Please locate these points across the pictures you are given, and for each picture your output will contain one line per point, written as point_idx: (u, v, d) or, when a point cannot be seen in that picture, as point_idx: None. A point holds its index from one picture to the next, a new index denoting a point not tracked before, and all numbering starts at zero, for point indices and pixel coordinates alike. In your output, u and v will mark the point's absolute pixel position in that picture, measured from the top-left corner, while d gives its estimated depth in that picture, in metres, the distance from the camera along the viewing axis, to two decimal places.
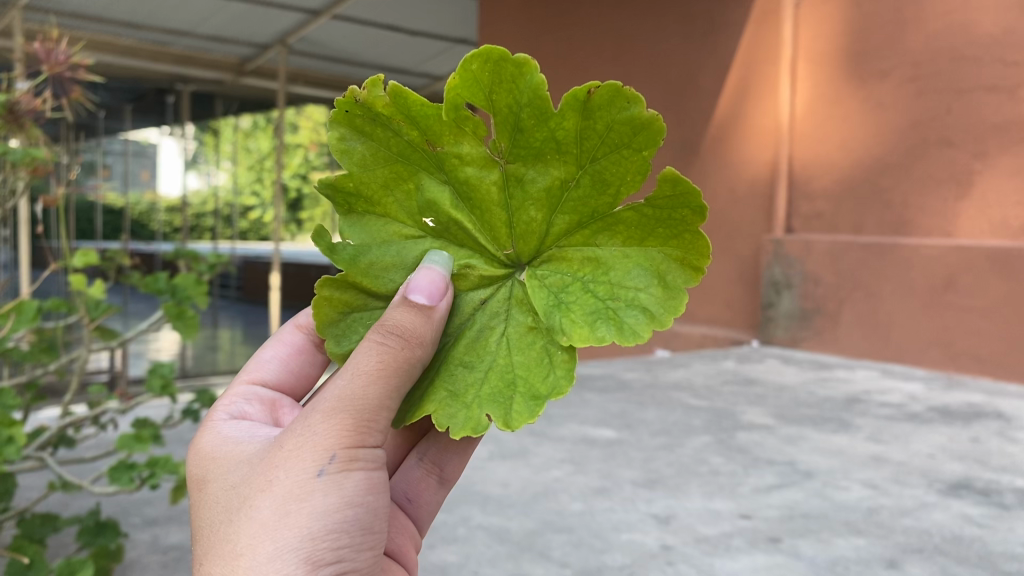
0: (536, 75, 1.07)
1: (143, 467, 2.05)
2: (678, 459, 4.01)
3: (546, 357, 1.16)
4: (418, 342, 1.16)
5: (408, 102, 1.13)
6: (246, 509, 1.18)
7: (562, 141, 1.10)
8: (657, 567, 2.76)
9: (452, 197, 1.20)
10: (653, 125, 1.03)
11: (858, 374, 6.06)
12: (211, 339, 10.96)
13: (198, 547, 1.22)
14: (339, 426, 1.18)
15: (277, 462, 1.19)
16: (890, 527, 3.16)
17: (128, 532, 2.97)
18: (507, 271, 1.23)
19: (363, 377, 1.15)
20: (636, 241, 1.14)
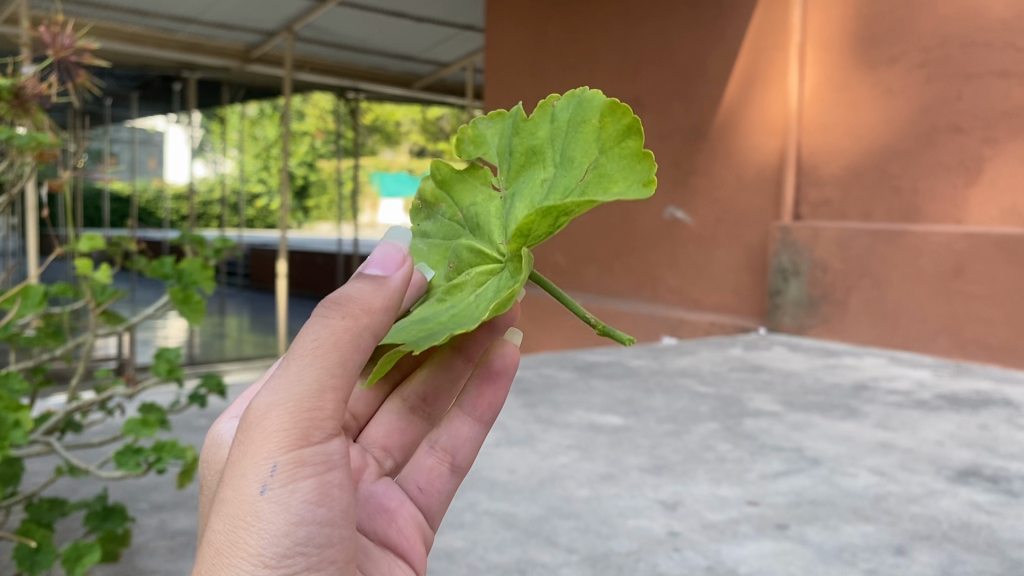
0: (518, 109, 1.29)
1: (149, 453, 2.02)
2: (684, 445, 4.00)
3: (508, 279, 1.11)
4: (366, 313, 1.18)
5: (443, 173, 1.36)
6: (211, 511, 1.18)
7: (541, 147, 1.24)
8: (665, 553, 2.76)
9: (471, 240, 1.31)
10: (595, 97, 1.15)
11: (866, 362, 6.05)
12: (218, 327, 10.98)
13: (189, 547, 1.24)
14: (279, 422, 1.14)
15: (230, 463, 1.18)
16: (898, 513, 3.16)
17: (136, 518, 2.97)
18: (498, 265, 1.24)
19: (300, 367, 1.16)
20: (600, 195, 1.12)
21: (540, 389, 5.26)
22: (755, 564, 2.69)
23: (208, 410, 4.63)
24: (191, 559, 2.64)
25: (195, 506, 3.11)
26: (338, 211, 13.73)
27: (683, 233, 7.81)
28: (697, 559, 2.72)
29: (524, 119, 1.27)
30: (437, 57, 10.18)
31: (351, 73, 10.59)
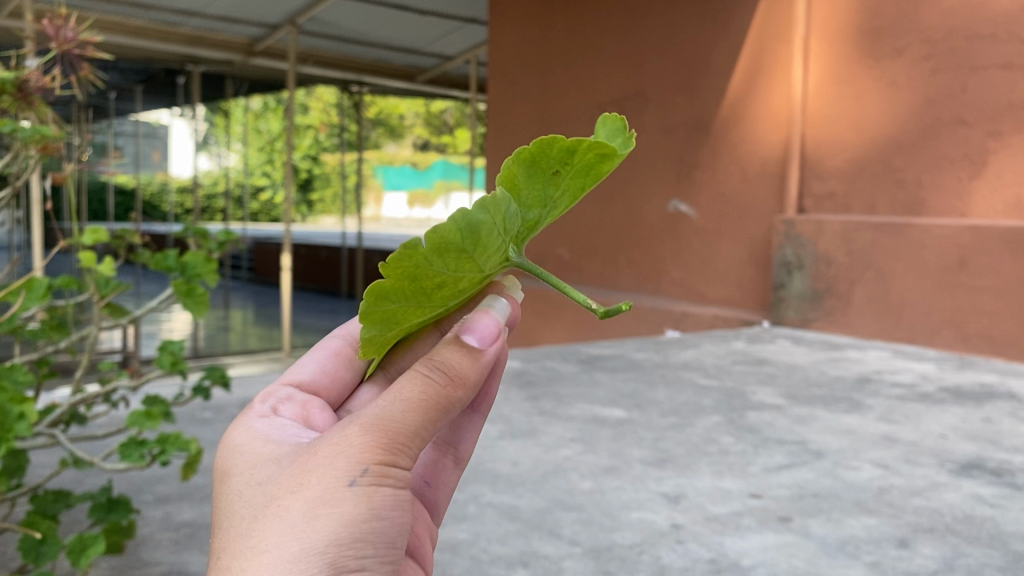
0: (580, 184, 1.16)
1: (153, 445, 2.00)
2: (688, 438, 4.00)
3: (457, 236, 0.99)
4: (457, 383, 1.11)
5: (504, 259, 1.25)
6: (271, 509, 1.06)
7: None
8: (667, 546, 2.76)
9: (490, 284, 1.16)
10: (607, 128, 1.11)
11: (869, 355, 6.04)
12: (222, 320, 11.02)
13: (220, 539, 1.09)
14: (376, 440, 1.06)
15: (309, 465, 1.07)
16: (901, 506, 3.16)
17: (141, 509, 2.99)
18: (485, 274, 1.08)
19: (405, 404, 1.08)
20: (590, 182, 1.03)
21: (544, 382, 5.26)
22: (758, 556, 2.69)
23: (212, 403, 4.65)
24: (196, 550, 2.66)
25: (199, 498, 3.12)
26: (342, 204, 13.74)
27: (687, 225, 7.81)
28: (701, 552, 2.72)
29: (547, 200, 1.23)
30: (441, 50, 10.15)
31: (354, 66, 10.60)
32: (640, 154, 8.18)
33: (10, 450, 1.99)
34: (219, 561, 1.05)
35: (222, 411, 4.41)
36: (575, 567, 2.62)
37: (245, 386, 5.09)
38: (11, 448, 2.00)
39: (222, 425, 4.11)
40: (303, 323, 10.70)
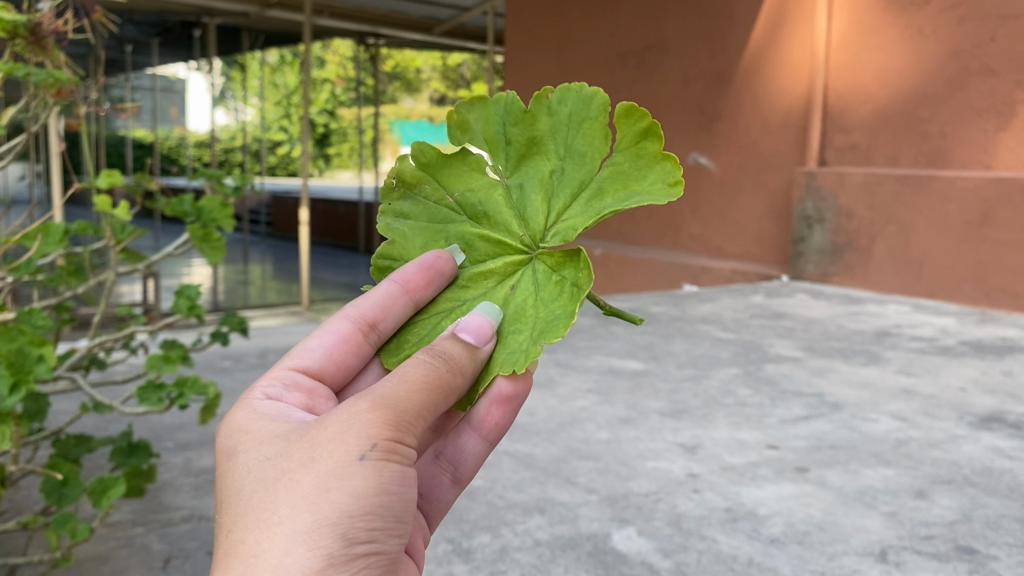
0: (509, 97, 1.15)
1: (171, 387, 1.86)
2: (705, 390, 4.00)
3: (574, 288, 1.03)
4: (457, 373, 1.05)
5: (430, 159, 1.18)
6: (282, 484, 0.99)
7: (540, 138, 1.14)
8: (684, 495, 2.77)
9: (473, 224, 1.17)
10: (597, 96, 1.08)
11: (888, 309, 6.00)
12: (241, 274, 10.95)
13: (225, 514, 1.01)
14: (386, 417, 1.01)
15: (318, 441, 1.01)
16: (920, 459, 3.15)
17: (161, 455, 3.02)
18: (524, 257, 1.13)
19: (410, 383, 1.03)
20: (624, 188, 1.06)
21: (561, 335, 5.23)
22: (774, 506, 2.69)
23: (230, 351, 4.66)
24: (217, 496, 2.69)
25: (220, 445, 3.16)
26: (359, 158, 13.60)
27: (707, 178, 7.73)
28: (716, 501, 2.72)
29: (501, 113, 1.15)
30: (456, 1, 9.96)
31: (371, 17, 10.41)
32: (660, 105, 8.00)
33: (31, 393, 1.96)
34: (228, 535, 0.98)
35: (242, 360, 4.43)
36: (590, 514, 2.63)
37: (262, 337, 5.09)
38: (33, 392, 1.97)
39: (242, 374, 4.12)
40: (321, 276, 10.65)
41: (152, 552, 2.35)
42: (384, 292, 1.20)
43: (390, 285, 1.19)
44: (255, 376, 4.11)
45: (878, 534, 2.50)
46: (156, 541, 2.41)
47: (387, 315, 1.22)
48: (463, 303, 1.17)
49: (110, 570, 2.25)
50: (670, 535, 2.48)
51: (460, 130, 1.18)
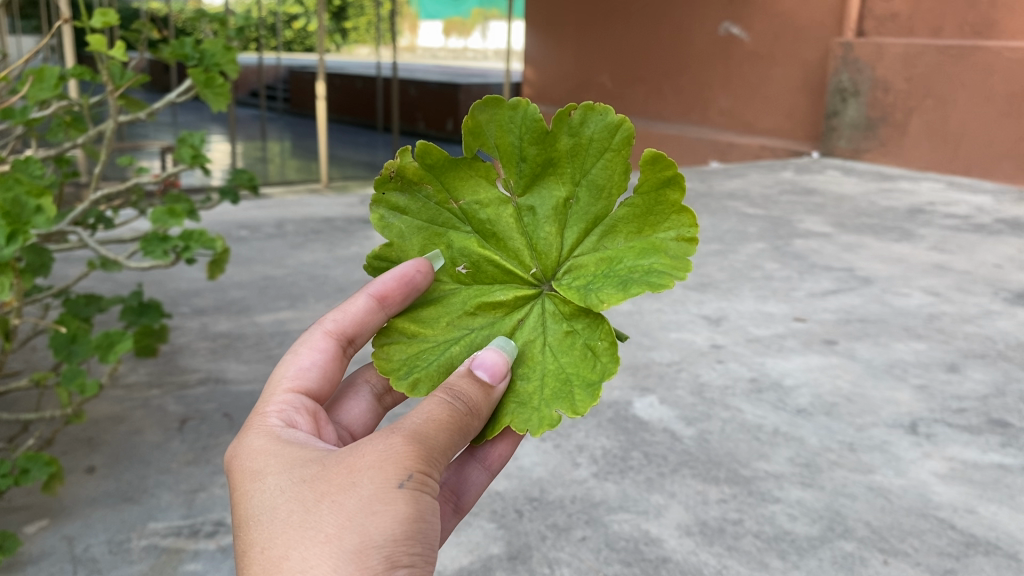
0: (528, 106, 0.88)
1: (176, 241, 1.75)
2: (730, 265, 3.87)
3: (588, 353, 0.87)
4: (475, 417, 0.85)
5: (434, 160, 0.92)
6: (313, 514, 0.78)
7: (557, 159, 0.89)
8: (707, 365, 2.70)
9: (479, 240, 0.93)
10: (626, 125, 0.85)
11: (923, 187, 5.80)
12: (258, 151, 10.53)
13: (252, 533, 0.80)
14: (422, 447, 0.82)
15: (348, 465, 0.80)
16: (952, 333, 3.06)
17: (178, 320, 2.98)
18: (534, 292, 0.92)
19: (430, 420, 0.83)
20: (640, 233, 0.86)
21: None
22: (801, 377, 2.63)
23: (245, 221, 4.55)
24: (231, 360, 2.67)
25: (235, 311, 3.12)
26: None
27: (739, 50, 7.25)
28: (741, 372, 2.65)
29: (518, 116, 0.89)
30: None
31: None
32: None
33: (33, 246, 1.86)
34: (265, 553, 0.77)
35: (258, 230, 4.33)
36: (612, 382, 2.57)
37: (277, 209, 4.93)
38: (35, 245, 1.87)
39: (258, 244, 4.04)
40: (340, 153, 10.21)
41: (169, 413, 2.33)
42: (370, 305, 0.98)
43: (367, 298, 0.98)
44: (271, 246, 4.03)
45: (908, 407, 2.44)
46: (171, 403, 2.38)
47: (367, 329, 1.01)
48: (468, 326, 0.93)
49: (127, 428, 2.23)
50: (693, 404, 2.42)
51: (472, 136, 0.90)
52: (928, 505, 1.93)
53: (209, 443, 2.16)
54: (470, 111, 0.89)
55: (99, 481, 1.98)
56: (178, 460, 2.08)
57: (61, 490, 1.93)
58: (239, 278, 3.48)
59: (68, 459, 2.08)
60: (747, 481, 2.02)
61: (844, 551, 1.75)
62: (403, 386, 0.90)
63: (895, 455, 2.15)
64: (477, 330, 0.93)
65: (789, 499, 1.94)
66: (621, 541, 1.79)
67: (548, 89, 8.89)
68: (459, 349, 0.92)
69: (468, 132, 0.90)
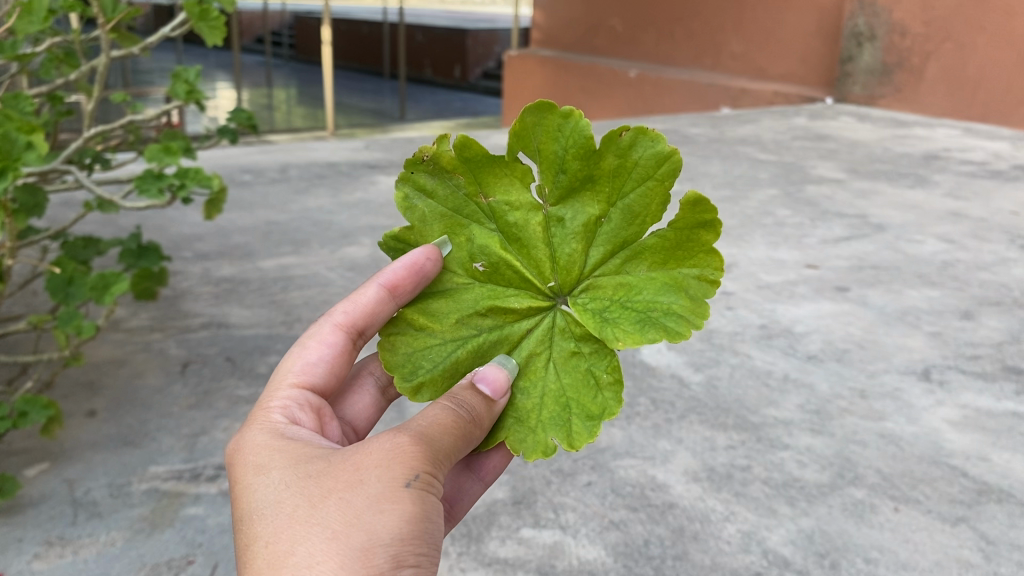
0: (581, 120, 0.92)
1: (171, 178, 1.70)
2: (741, 212, 3.79)
3: (590, 379, 0.95)
4: (477, 426, 0.91)
5: (473, 154, 0.96)
6: (321, 509, 0.80)
7: (596, 177, 0.93)
8: (717, 311, 2.65)
9: (502, 240, 0.98)
10: (674, 160, 0.89)
11: (939, 133, 5.68)
12: (263, 98, 10.34)
13: (256, 527, 0.82)
14: (426, 450, 0.85)
15: (354, 464, 0.83)
16: (966, 281, 3.00)
17: (179, 266, 2.94)
18: (547, 304, 0.98)
19: (433, 426, 0.87)
20: (662, 266, 0.92)
21: None
22: (812, 324, 2.58)
23: (248, 166, 4.47)
24: (233, 305, 2.64)
25: (239, 256, 3.08)
26: None
27: None
28: (751, 319, 2.61)
29: (567, 130, 0.93)
30: None
31: None
32: None
33: (26, 185, 1.83)
34: (271, 547, 0.79)
35: (261, 175, 4.26)
36: None
37: (280, 155, 4.83)
38: (28, 185, 1.84)
39: (261, 189, 3.97)
40: (347, 100, 10.04)
41: (171, 357, 2.30)
42: (381, 295, 1.00)
43: (378, 288, 1.00)
44: (275, 191, 3.96)
45: (921, 354, 2.40)
46: (173, 346, 2.36)
47: (380, 320, 1.03)
48: (476, 327, 0.98)
49: (129, 372, 2.21)
50: (702, 350, 2.38)
51: (517, 138, 0.93)
52: (940, 453, 1.89)
53: (211, 387, 2.14)
54: (521, 111, 0.93)
55: (99, 424, 1.96)
56: (180, 404, 2.06)
57: (62, 433, 1.91)
58: (242, 223, 3.43)
59: (69, 402, 2.06)
60: (755, 428, 1.98)
61: (855, 499, 1.72)
62: (407, 388, 0.96)
63: (907, 403, 2.11)
64: (484, 333, 0.98)
65: (799, 446, 1.91)
66: (627, 487, 1.76)
67: (556, 35, 8.72)
68: (465, 352, 0.97)
69: (514, 132, 0.93)
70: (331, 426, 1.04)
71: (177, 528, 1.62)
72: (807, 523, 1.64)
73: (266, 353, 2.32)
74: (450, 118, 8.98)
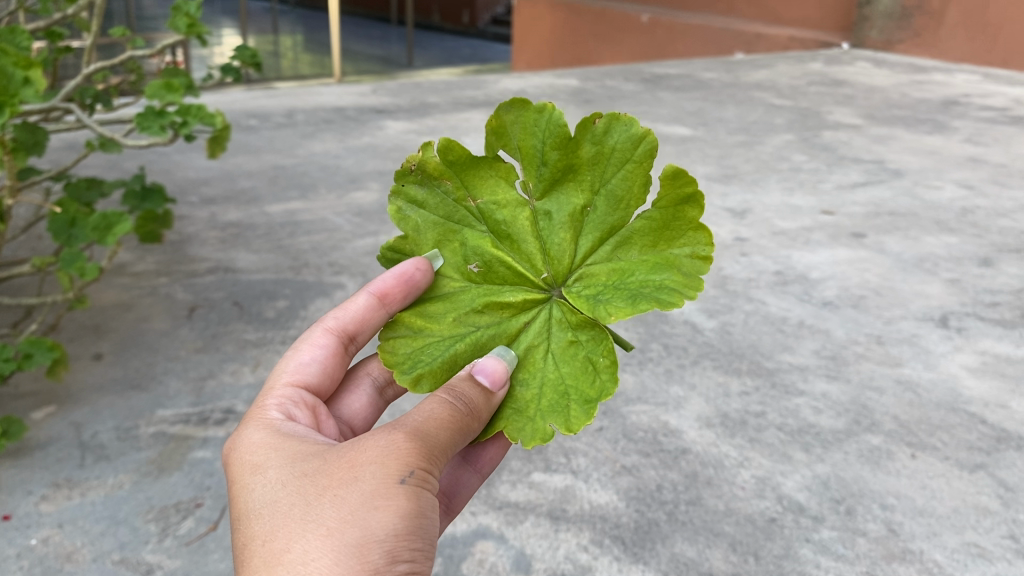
0: (554, 111, 0.87)
1: (173, 116, 1.65)
2: (756, 157, 3.72)
3: (589, 366, 0.86)
4: (475, 420, 0.83)
5: (456, 157, 0.90)
6: (315, 507, 0.75)
7: (578, 166, 0.87)
8: (731, 258, 2.59)
9: (493, 239, 0.92)
10: (650, 137, 0.83)
11: (958, 79, 5.56)
12: (269, 44, 10.17)
13: (253, 527, 0.77)
14: (424, 443, 0.79)
15: (350, 459, 0.78)
16: (986, 227, 2.94)
17: (185, 210, 2.89)
18: (544, 296, 0.90)
19: (433, 418, 0.81)
20: (654, 246, 0.85)
21: (603, 100, 4.71)
22: (828, 270, 2.53)
23: (255, 111, 4.39)
24: (240, 250, 2.60)
25: (246, 201, 3.04)
26: None
27: None
28: (766, 264, 2.56)
29: (545, 122, 0.87)
30: None
31: None
32: None
33: (25, 123, 1.80)
34: (266, 546, 0.74)
35: (268, 120, 4.20)
36: None
37: (287, 100, 4.74)
38: (29, 123, 1.80)
39: (267, 134, 3.91)
40: (354, 47, 9.87)
41: (177, 302, 2.27)
42: (371, 303, 0.98)
43: (370, 296, 0.98)
44: (281, 135, 3.91)
45: (938, 300, 2.35)
46: (180, 290, 2.33)
47: (373, 326, 1.01)
48: (474, 324, 0.91)
49: (135, 316, 2.18)
50: (716, 297, 2.33)
51: (494, 135, 0.89)
52: (959, 400, 1.86)
53: (218, 331, 2.11)
54: (496, 108, 0.88)
55: (106, 368, 1.94)
56: (186, 348, 2.03)
57: (69, 376, 1.90)
58: (248, 168, 3.38)
59: (75, 346, 2.04)
60: (770, 374, 1.95)
61: (871, 445, 1.69)
62: (405, 381, 0.88)
63: (924, 349, 2.08)
64: (482, 329, 0.90)
65: (814, 392, 1.88)
66: (639, 432, 1.73)
67: None
68: (463, 347, 0.90)
69: (491, 131, 0.89)
70: (327, 424, 0.97)
71: (185, 471, 1.60)
72: (822, 469, 1.62)
73: (273, 298, 2.29)
74: (459, 64, 8.84)
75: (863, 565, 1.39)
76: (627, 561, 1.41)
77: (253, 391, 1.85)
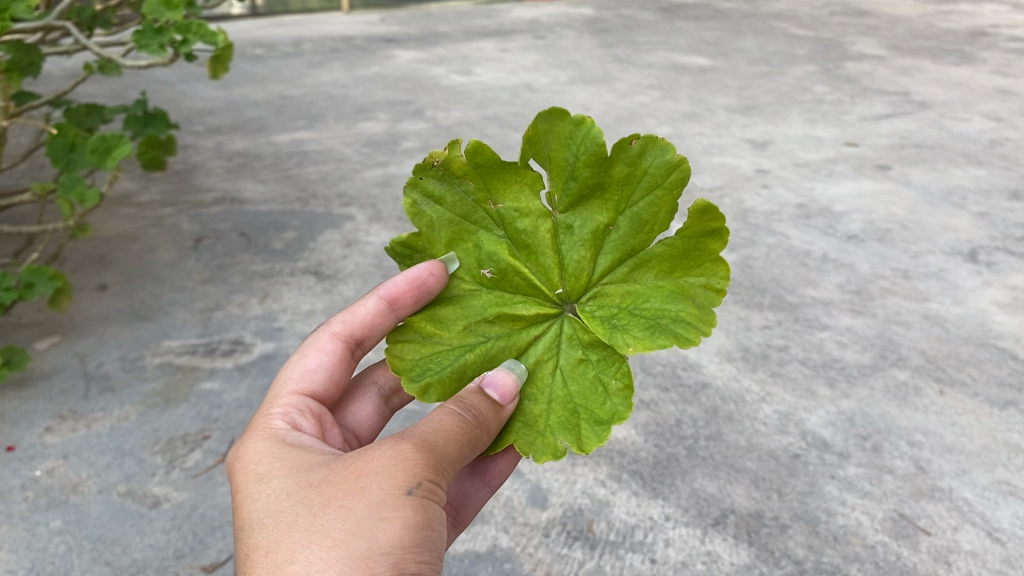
0: (593, 127, 0.76)
1: (172, 35, 1.57)
2: (777, 88, 3.60)
3: (598, 386, 0.80)
4: (485, 432, 0.76)
5: (485, 160, 0.79)
6: (319, 516, 0.68)
7: (607, 184, 0.78)
8: (752, 190, 2.51)
9: (510, 247, 0.82)
10: (686, 170, 0.74)
11: (985, 9, 5.37)
12: None
13: (255, 537, 0.70)
14: (434, 453, 0.71)
15: (356, 467, 0.70)
16: (1015, 160, 2.85)
17: (191, 140, 2.82)
18: (556, 311, 0.83)
19: (443, 427, 0.73)
20: (670, 275, 0.78)
21: (620, 30, 4.57)
22: (852, 203, 2.45)
23: (261, 40, 4.27)
24: (247, 181, 2.53)
25: (252, 131, 2.96)
26: None
27: None
28: (788, 197, 2.48)
29: (578, 135, 0.77)
30: None
31: None
32: None
33: (17, 43, 1.70)
34: (269, 558, 0.67)
35: (275, 49, 4.09)
36: None
37: (294, 29, 4.61)
38: (21, 41, 1.71)
39: (274, 64, 3.81)
40: None
41: (183, 233, 2.21)
42: (382, 307, 0.88)
43: (378, 300, 0.88)
44: (288, 65, 3.80)
45: (967, 235, 2.27)
46: (186, 221, 2.27)
47: (381, 331, 0.92)
48: (483, 334, 0.83)
49: (140, 247, 2.13)
50: (737, 230, 2.25)
51: (527, 144, 0.77)
52: (988, 335, 1.80)
53: (225, 264, 2.05)
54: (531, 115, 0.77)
55: (111, 299, 1.89)
56: (193, 279, 1.98)
57: (73, 307, 1.85)
58: (254, 98, 3.29)
59: (80, 277, 1.99)
60: (793, 308, 1.89)
61: (898, 381, 1.64)
62: (414, 390, 0.79)
63: (952, 284, 2.01)
64: (493, 340, 0.82)
65: (839, 327, 1.82)
66: (657, 366, 1.68)
67: None
68: (473, 358, 0.82)
69: (525, 138, 0.78)
70: (334, 438, 0.89)
71: (193, 403, 1.57)
72: (847, 405, 1.56)
73: (281, 230, 2.23)
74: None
75: (891, 503, 1.36)
76: (646, 497, 1.37)
77: (262, 324, 1.80)
